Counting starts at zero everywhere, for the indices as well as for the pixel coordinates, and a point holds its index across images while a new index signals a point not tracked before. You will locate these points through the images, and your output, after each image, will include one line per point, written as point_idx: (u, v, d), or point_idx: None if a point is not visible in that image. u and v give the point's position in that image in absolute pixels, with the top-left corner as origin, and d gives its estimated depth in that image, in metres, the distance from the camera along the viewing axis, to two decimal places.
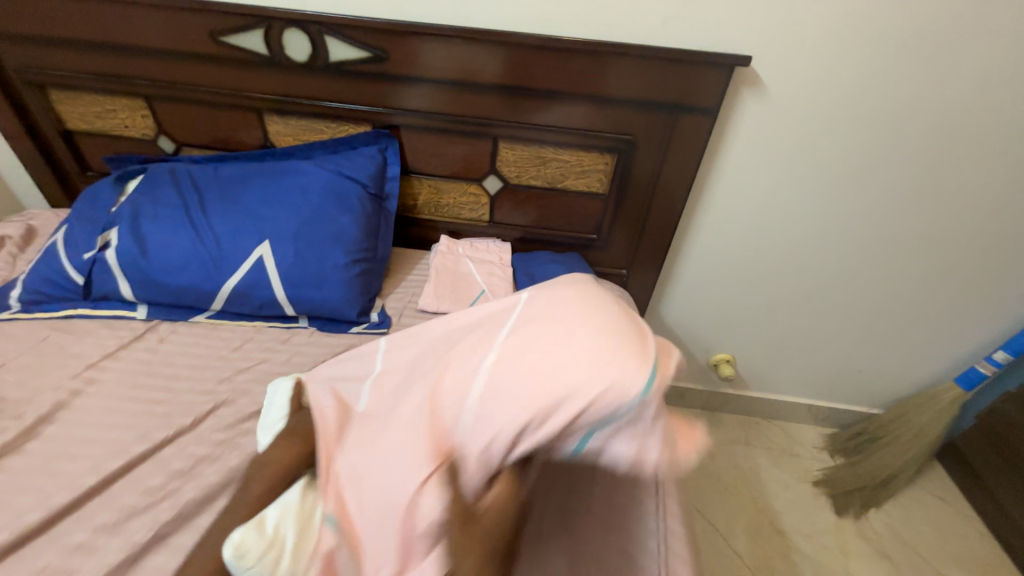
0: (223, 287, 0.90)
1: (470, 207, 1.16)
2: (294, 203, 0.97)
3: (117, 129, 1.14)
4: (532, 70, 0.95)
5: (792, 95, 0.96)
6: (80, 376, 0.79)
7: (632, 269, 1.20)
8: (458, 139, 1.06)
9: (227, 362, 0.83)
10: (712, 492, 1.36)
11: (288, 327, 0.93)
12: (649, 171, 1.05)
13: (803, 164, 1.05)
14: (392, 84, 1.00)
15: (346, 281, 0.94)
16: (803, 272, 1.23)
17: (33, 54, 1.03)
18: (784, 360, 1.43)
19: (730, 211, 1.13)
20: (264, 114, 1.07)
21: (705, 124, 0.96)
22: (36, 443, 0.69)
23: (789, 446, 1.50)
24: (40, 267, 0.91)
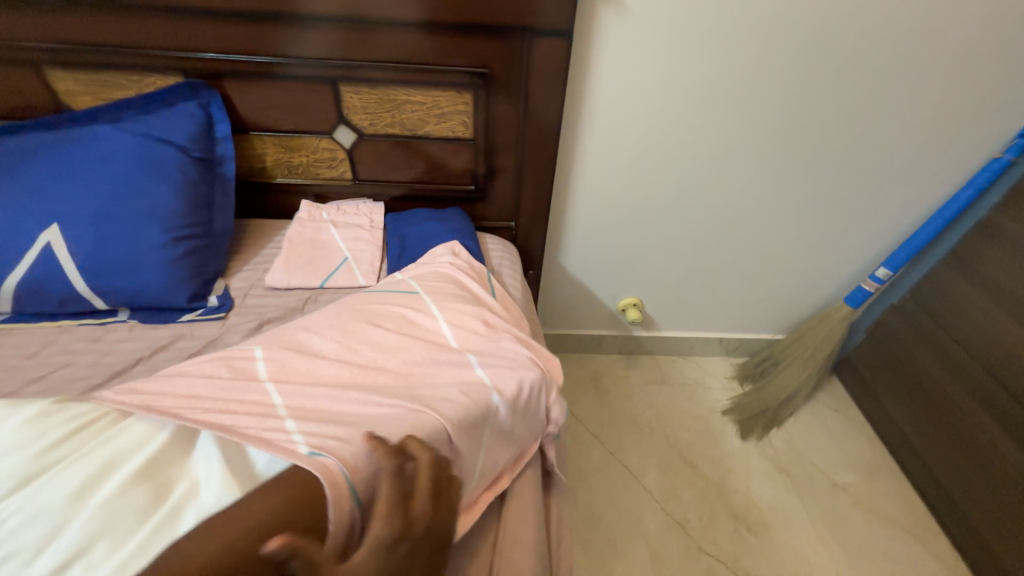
0: (7, 283, 0.76)
1: (328, 165, 1.02)
2: (87, 174, 0.80)
3: None
4: (444, 5, 0.83)
5: (656, 7, 0.87)
6: None
7: (519, 220, 1.13)
8: (292, 85, 0.91)
9: (17, 373, 0.71)
10: (626, 433, 1.38)
11: (103, 322, 0.80)
12: (514, 109, 0.96)
13: (678, 89, 0.98)
14: (212, 22, 0.84)
15: (169, 263, 0.82)
16: (695, 208, 1.20)
17: None
18: (690, 298, 1.44)
19: (612, 148, 1.06)
20: (41, 67, 0.88)
21: (561, 49, 0.87)
22: None
23: (701, 379, 1.54)
24: None
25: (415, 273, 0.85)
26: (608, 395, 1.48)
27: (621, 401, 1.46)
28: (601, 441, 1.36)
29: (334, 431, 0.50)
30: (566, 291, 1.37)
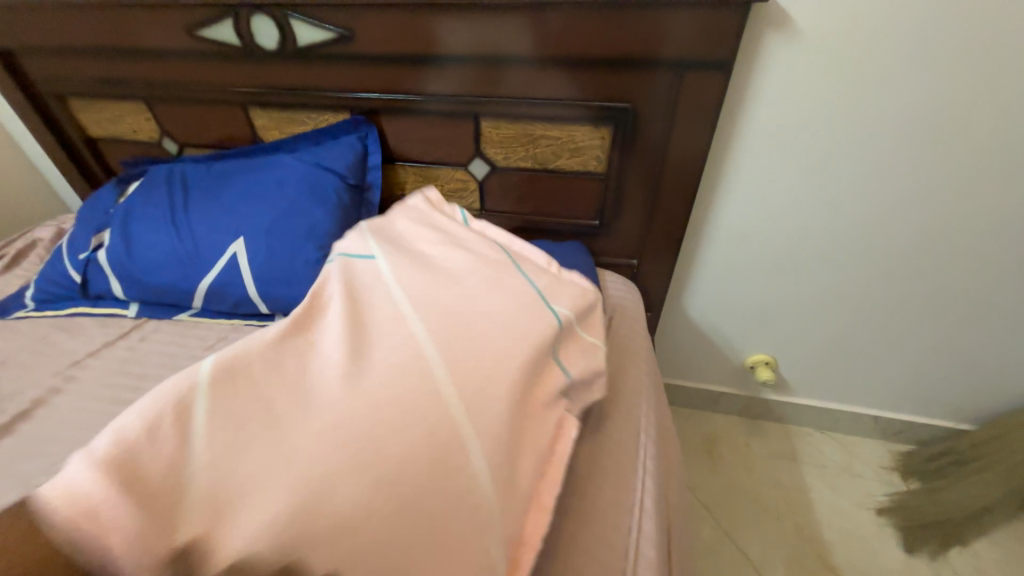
0: (201, 285, 0.90)
1: (459, 194, 1.07)
2: (267, 196, 0.93)
3: (128, 133, 1.20)
4: (595, 38, 0.81)
5: (842, 32, 0.76)
6: (62, 374, 0.81)
7: (642, 258, 1.06)
8: (440, 121, 0.97)
9: (198, 361, 0.83)
10: (745, 514, 1.18)
11: (264, 325, 0.92)
12: (655, 143, 0.90)
13: (856, 125, 0.84)
14: (383, 66, 0.93)
15: (319, 277, 0.90)
16: (859, 260, 1.01)
17: (54, 66, 1.11)
18: (840, 364, 1.20)
19: (759, 186, 0.95)
20: (249, 107, 1.06)
21: (719, 82, 0.80)
22: (11, 440, 0.70)
23: (847, 464, 1.27)
24: (46, 268, 0.96)
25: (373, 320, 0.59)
26: (723, 464, 1.29)
27: (738, 473, 1.27)
28: (712, 517, 1.18)
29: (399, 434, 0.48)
30: (683, 338, 1.25)
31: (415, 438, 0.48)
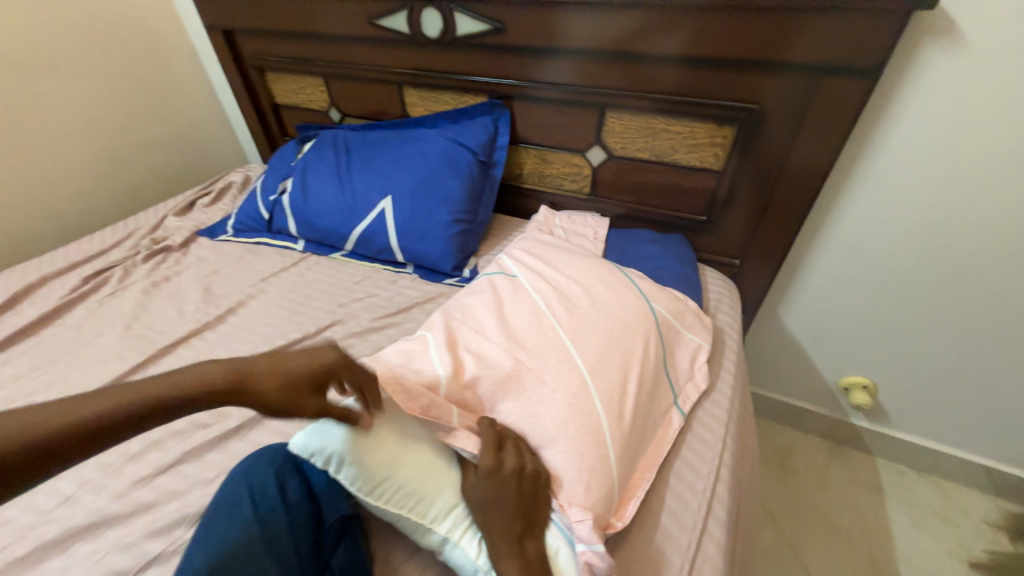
0: (354, 232, 1.10)
1: (572, 179, 1.17)
2: (413, 164, 1.10)
3: (304, 102, 1.45)
4: (735, 39, 0.84)
5: (1018, 43, 0.71)
6: (256, 285, 1.05)
7: (745, 259, 1.07)
8: (567, 110, 1.07)
9: (348, 291, 1.03)
10: (813, 532, 1.16)
11: (397, 271, 1.10)
12: (779, 145, 0.91)
13: (1021, 144, 0.78)
14: (525, 57, 1.04)
15: (447, 237, 1.05)
16: (1001, 292, 0.92)
17: (260, 44, 1.38)
18: (955, 403, 1.11)
19: (889, 199, 0.91)
20: (403, 87, 1.24)
21: (861, 88, 0.79)
22: (224, 326, 0.94)
23: (944, 511, 1.18)
24: (245, 205, 1.23)
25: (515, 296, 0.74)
26: (796, 479, 1.26)
27: (813, 492, 1.23)
28: (777, 527, 1.18)
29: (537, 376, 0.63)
30: (773, 346, 1.23)
31: (566, 391, 0.61)
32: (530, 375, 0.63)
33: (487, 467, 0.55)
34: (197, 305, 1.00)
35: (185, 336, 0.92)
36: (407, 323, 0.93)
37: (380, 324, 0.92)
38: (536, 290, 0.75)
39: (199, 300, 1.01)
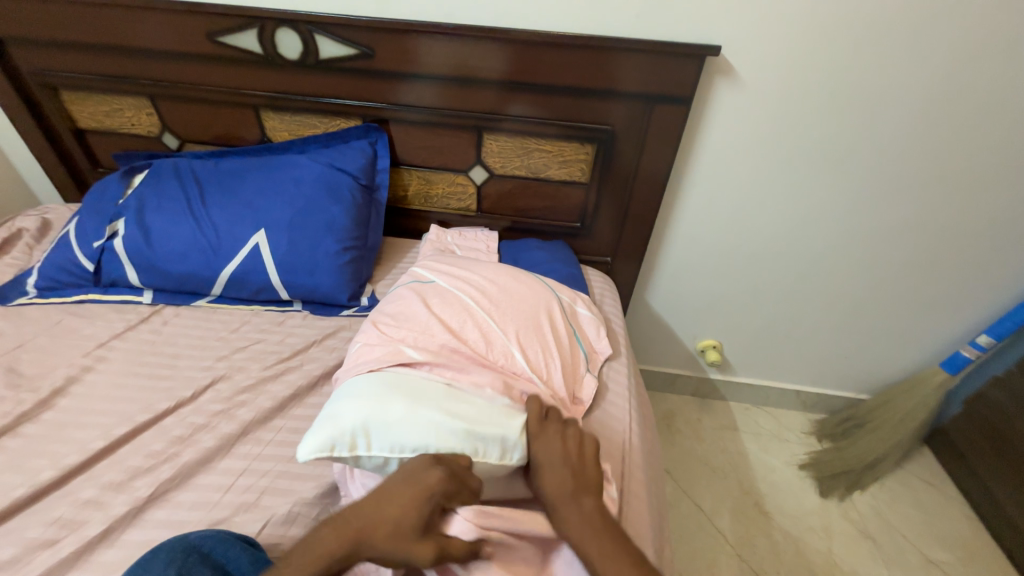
0: (223, 273, 0.97)
1: (459, 197, 1.21)
2: (286, 193, 1.01)
3: (124, 127, 1.21)
4: (584, 72, 0.98)
5: (768, 83, 0.99)
6: (90, 354, 0.85)
7: (616, 256, 1.25)
8: (446, 132, 1.10)
9: (226, 342, 0.90)
10: (698, 475, 1.40)
11: (284, 310, 1.00)
12: (630, 159, 1.09)
13: (782, 152, 1.08)
14: (395, 81, 1.04)
15: (338, 267, 1.00)
16: (785, 259, 1.25)
17: (48, 57, 1.11)
18: (770, 347, 1.46)
19: (710, 199, 1.16)
20: (261, 110, 1.13)
21: (682, 113, 1.00)
22: (50, 413, 0.74)
23: (777, 431, 1.52)
24: (54, 256, 0.97)
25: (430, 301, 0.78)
26: (679, 435, 1.50)
27: (693, 442, 1.48)
28: (672, 478, 1.38)
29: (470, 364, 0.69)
30: (646, 327, 1.45)
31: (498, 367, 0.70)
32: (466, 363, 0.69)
33: (534, 430, 0.60)
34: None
35: None
36: (307, 365, 0.85)
37: (276, 372, 0.82)
38: (451, 297, 0.80)
39: (1, 388, 0.77)
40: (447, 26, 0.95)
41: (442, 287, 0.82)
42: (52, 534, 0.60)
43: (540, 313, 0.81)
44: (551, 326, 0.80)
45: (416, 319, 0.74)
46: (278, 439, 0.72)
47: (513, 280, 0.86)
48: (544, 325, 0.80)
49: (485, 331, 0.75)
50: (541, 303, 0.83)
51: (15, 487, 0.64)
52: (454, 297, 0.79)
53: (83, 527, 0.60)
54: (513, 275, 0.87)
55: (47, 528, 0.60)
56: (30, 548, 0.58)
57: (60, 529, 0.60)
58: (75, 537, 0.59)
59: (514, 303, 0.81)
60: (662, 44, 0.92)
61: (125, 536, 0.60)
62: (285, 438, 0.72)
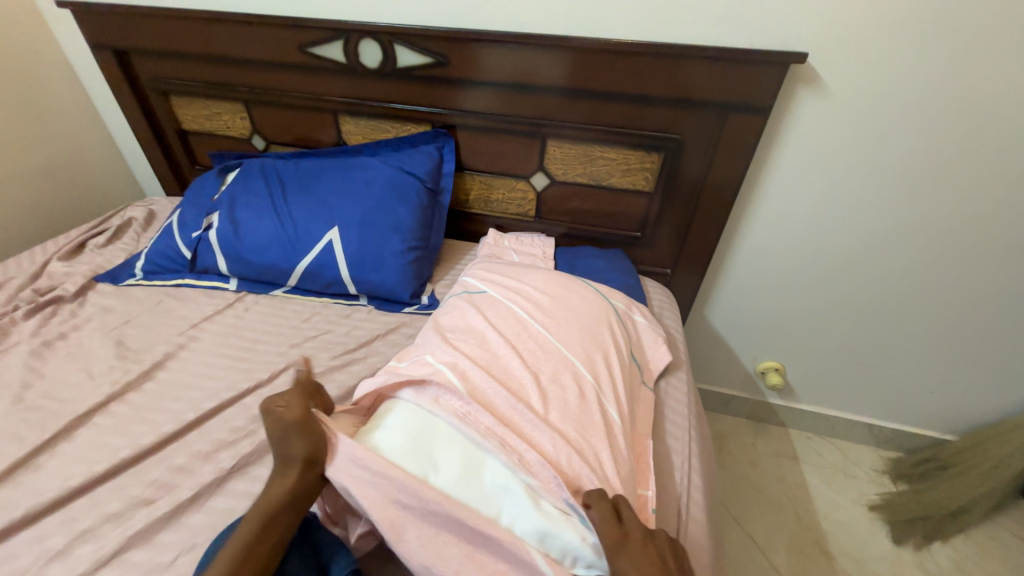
0: (298, 266, 1.04)
1: (518, 202, 1.22)
2: (358, 194, 1.07)
3: (220, 129, 1.33)
4: (654, 80, 0.96)
5: (856, 92, 0.93)
6: (184, 334, 0.94)
7: (676, 268, 1.21)
8: (510, 138, 1.12)
9: (298, 330, 0.96)
10: (751, 503, 1.32)
11: (350, 304, 1.05)
12: (697, 168, 1.05)
13: (868, 166, 1.00)
14: (465, 89, 1.07)
15: (402, 266, 1.04)
16: (866, 280, 1.16)
17: (163, 66, 1.24)
18: (840, 375, 1.35)
19: (781, 213, 1.10)
20: (339, 115, 1.21)
21: (757, 123, 0.96)
22: (150, 384, 0.83)
23: (843, 466, 1.41)
24: (158, 243, 1.09)
25: (484, 309, 0.81)
26: (731, 458, 1.42)
27: (746, 468, 1.40)
28: (722, 504, 1.31)
29: (520, 377, 0.69)
30: (702, 344, 1.40)
31: (561, 377, 0.70)
32: (516, 376, 0.69)
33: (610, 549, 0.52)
34: (111, 363, 0.87)
35: (101, 402, 0.79)
36: (371, 358, 0.89)
37: (341, 362, 0.87)
38: (508, 303, 0.82)
39: (112, 358, 0.88)
40: (520, 35, 0.97)
41: (496, 294, 0.84)
42: (150, 493, 0.66)
43: (603, 322, 0.81)
44: (615, 338, 0.80)
45: (465, 330, 0.77)
46: None
47: (571, 288, 0.87)
48: (607, 332, 0.80)
49: (550, 338, 0.76)
50: (602, 311, 0.83)
51: (122, 447, 0.72)
52: (512, 305, 0.81)
53: (175, 490, 0.67)
54: (570, 284, 0.88)
55: (145, 488, 0.67)
56: (132, 503, 0.65)
57: (156, 491, 0.67)
58: (167, 498, 0.65)
59: (572, 312, 0.81)
60: (738, 51, 0.89)
61: (210, 503, 0.65)
62: None
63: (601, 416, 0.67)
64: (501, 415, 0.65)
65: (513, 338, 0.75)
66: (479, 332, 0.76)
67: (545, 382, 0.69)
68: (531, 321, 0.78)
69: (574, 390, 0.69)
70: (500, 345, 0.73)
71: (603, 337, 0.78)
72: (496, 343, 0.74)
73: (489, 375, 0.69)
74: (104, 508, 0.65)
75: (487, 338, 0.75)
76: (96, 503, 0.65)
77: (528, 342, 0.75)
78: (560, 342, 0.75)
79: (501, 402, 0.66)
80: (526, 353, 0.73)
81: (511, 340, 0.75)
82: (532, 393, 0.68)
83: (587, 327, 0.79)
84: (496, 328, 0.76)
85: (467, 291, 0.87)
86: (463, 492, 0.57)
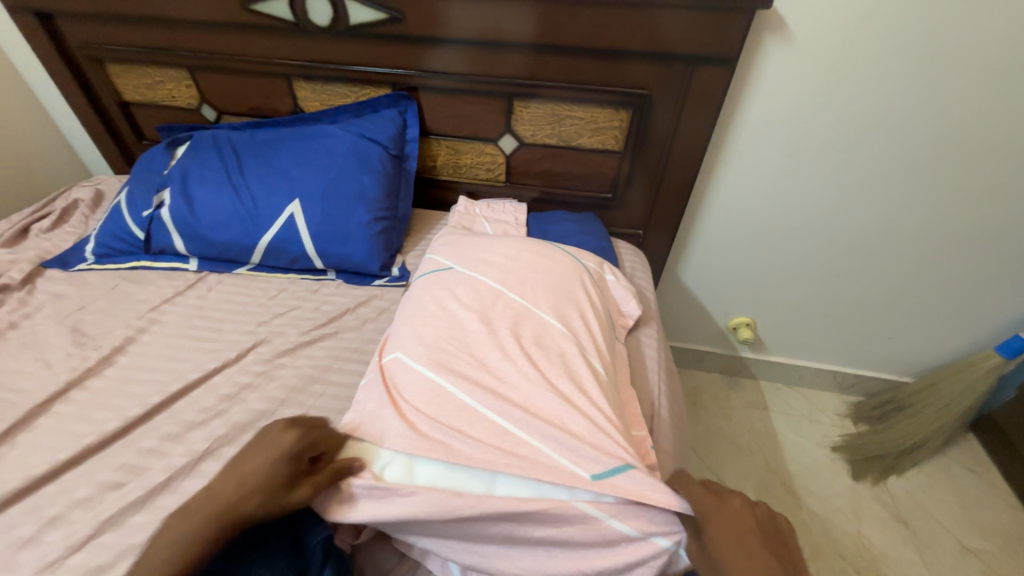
0: (261, 242, 1.00)
1: (488, 168, 1.19)
2: (319, 164, 1.02)
3: (165, 99, 1.24)
4: (620, 32, 0.93)
5: (823, 41, 0.91)
6: (144, 317, 0.91)
7: (649, 229, 1.21)
8: (476, 100, 1.08)
9: (266, 308, 0.94)
10: (724, 452, 1.38)
11: (318, 279, 1.03)
12: (667, 125, 1.04)
13: (834, 117, 1.00)
14: (425, 47, 1.02)
15: (370, 237, 1.01)
16: (832, 233, 1.18)
17: (93, 30, 1.14)
18: (807, 327, 1.40)
19: (751, 169, 1.10)
20: (293, 80, 1.14)
21: (725, 76, 0.94)
22: (112, 369, 0.81)
23: (809, 412, 1.48)
24: (108, 224, 1.03)
25: (456, 287, 0.78)
26: (705, 411, 1.48)
27: (719, 419, 1.46)
28: (697, 454, 1.38)
29: (498, 350, 0.68)
30: (676, 304, 1.42)
31: (535, 338, 0.70)
32: (493, 349, 0.69)
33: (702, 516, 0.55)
34: (68, 351, 0.83)
35: (60, 390, 0.76)
36: (342, 332, 0.88)
37: (311, 338, 0.86)
38: (478, 274, 0.80)
39: (69, 345, 0.84)
40: None
41: (465, 267, 0.82)
42: (120, 477, 0.65)
43: (575, 284, 0.81)
44: (591, 299, 0.80)
45: (439, 310, 0.74)
46: (317, 403, 0.75)
47: (542, 253, 0.86)
48: (582, 294, 0.80)
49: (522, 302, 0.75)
50: (573, 274, 0.83)
51: (86, 434, 0.71)
52: (482, 276, 0.80)
53: (146, 472, 0.66)
54: (541, 249, 0.87)
55: (115, 472, 0.66)
56: (101, 488, 0.64)
57: (127, 474, 0.66)
58: (139, 481, 0.65)
59: (544, 276, 0.81)
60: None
61: (183, 483, 0.65)
62: (325, 402, 0.76)
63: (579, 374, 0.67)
64: (486, 391, 0.64)
65: (488, 313, 0.74)
66: (452, 312, 0.74)
67: (520, 343, 0.69)
68: (505, 290, 0.77)
69: (547, 350, 0.69)
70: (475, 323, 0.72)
71: (575, 297, 0.79)
72: (471, 322, 0.72)
73: (467, 355, 0.68)
74: (72, 494, 0.64)
75: (461, 318, 0.73)
76: (63, 490, 0.64)
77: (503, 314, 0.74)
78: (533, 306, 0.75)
79: (483, 379, 0.65)
80: (504, 325, 0.72)
81: (487, 315, 0.73)
82: (508, 359, 0.67)
83: (559, 289, 0.79)
84: (471, 306, 0.74)
85: (437, 267, 0.85)
86: (450, 479, 0.56)
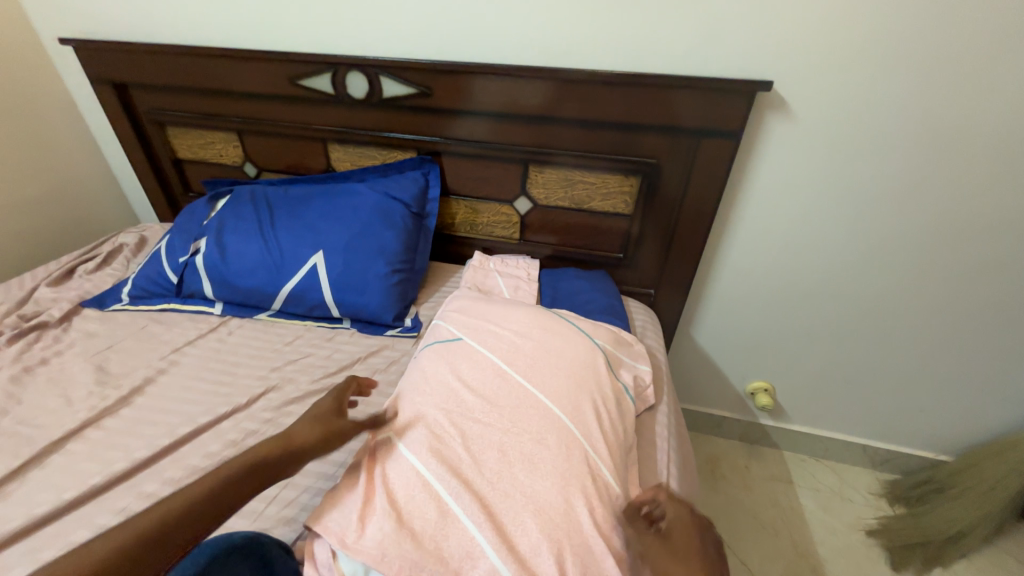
0: (283, 289, 1.05)
1: (503, 226, 1.24)
2: (344, 219, 1.09)
3: (213, 157, 1.37)
4: (629, 107, 1.00)
5: (824, 119, 0.96)
6: (166, 358, 0.94)
7: (660, 288, 1.22)
8: (494, 164, 1.15)
9: (280, 354, 0.96)
10: (746, 530, 1.28)
11: (333, 327, 1.06)
12: (676, 190, 1.08)
13: (840, 189, 1.03)
14: (450, 117, 1.11)
15: (386, 288, 1.05)
16: (847, 299, 1.17)
17: (160, 99, 1.29)
18: (830, 395, 1.34)
19: (759, 236, 1.13)
20: (328, 143, 1.24)
21: (730, 147, 0.99)
22: (127, 409, 0.83)
23: (839, 489, 1.38)
24: (146, 268, 1.10)
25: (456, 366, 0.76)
26: (725, 481, 1.40)
27: (740, 491, 1.37)
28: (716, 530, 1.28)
29: (496, 441, 0.66)
30: (690, 365, 1.39)
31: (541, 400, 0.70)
32: (491, 437, 0.66)
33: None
34: (89, 388, 0.86)
35: (76, 428, 0.79)
36: None
37: (321, 386, 0.87)
38: (482, 345, 0.79)
39: (91, 383, 0.88)
40: (500, 67, 1.01)
41: (470, 339, 0.81)
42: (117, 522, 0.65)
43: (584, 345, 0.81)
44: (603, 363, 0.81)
45: (436, 393, 0.72)
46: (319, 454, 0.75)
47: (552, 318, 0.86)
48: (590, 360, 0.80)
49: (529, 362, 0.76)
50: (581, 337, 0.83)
51: (93, 473, 0.72)
52: (490, 343, 0.80)
53: None
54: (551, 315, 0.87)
55: (113, 516, 0.66)
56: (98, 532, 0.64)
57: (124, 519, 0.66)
58: None
59: (550, 338, 0.81)
60: (707, 79, 0.93)
61: None
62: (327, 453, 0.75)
63: (587, 447, 0.67)
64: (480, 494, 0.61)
65: (488, 395, 0.71)
66: (449, 395, 0.71)
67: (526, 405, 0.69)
68: (510, 364, 0.76)
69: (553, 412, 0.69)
70: (472, 411, 0.69)
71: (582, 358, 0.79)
72: (467, 410, 0.69)
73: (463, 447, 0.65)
74: (69, 537, 0.64)
75: (458, 403, 0.70)
76: (61, 532, 0.64)
77: (505, 396, 0.71)
78: (541, 370, 0.75)
79: (477, 477, 0.62)
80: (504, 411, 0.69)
81: (486, 398, 0.71)
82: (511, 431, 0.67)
83: (567, 348, 0.79)
84: (470, 390, 0.72)
85: (439, 338, 0.84)
86: None
